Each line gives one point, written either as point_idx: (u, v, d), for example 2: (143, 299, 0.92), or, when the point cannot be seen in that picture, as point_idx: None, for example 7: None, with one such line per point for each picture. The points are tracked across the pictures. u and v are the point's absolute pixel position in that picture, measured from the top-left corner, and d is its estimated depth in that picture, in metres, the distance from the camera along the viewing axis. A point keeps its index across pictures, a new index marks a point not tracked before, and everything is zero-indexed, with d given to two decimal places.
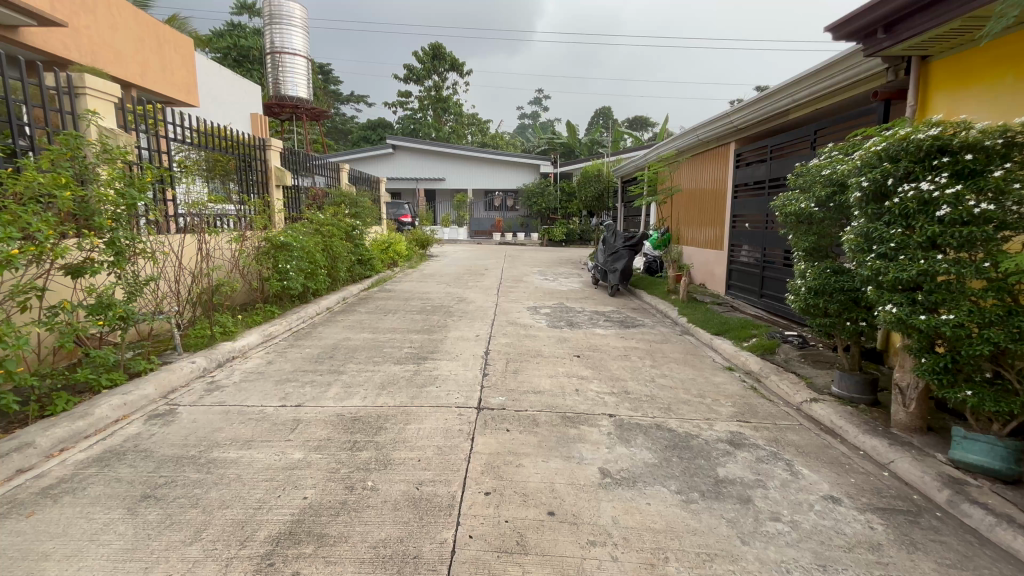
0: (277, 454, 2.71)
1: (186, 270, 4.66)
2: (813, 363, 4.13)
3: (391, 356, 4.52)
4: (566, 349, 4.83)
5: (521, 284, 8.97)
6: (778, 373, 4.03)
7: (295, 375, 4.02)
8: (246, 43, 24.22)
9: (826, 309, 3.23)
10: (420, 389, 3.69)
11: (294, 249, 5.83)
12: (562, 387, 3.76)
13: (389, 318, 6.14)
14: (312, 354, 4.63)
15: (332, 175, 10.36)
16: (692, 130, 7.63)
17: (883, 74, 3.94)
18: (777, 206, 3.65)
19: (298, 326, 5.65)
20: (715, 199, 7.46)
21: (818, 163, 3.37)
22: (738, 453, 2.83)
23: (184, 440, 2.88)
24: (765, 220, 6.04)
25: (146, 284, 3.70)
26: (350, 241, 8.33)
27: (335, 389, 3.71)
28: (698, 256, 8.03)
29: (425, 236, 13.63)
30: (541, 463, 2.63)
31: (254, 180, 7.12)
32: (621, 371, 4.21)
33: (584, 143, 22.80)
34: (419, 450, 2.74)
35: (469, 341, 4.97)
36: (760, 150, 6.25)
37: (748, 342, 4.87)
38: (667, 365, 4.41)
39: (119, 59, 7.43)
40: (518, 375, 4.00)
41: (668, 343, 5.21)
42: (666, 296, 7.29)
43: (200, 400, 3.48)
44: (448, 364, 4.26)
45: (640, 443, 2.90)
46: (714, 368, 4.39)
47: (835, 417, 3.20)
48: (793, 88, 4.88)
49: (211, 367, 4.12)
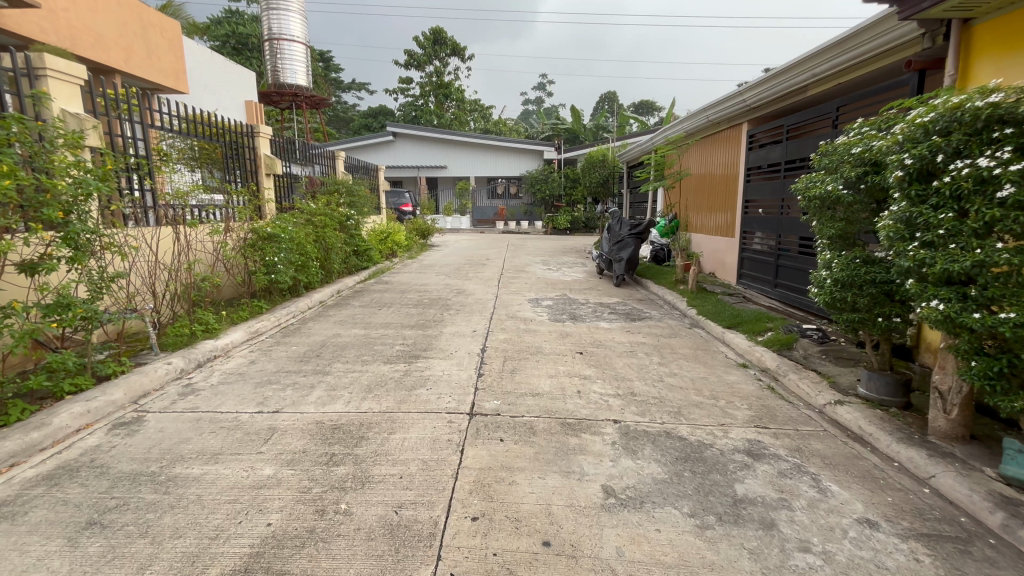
0: (245, 470, 2.45)
1: (163, 265, 4.40)
2: (835, 360, 3.81)
3: (381, 355, 4.24)
4: (568, 345, 4.53)
5: (523, 275, 8.67)
6: (797, 371, 3.72)
7: (276, 377, 3.75)
8: (243, 30, 23.73)
9: (855, 303, 2.91)
10: (409, 391, 3.41)
11: (282, 240, 5.56)
12: (562, 389, 3.48)
13: (384, 312, 5.87)
14: (298, 352, 4.37)
15: (327, 162, 10.02)
16: (702, 111, 7.23)
17: (919, 40, 3.55)
18: (798, 189, 3.30)
19: (288, 321, 5.40)
20: (726, 184, 7.09)
21: (847, 141, 3.02)
22: (757, 466, 2.53)
23: (146, 453, 2.62)
24: (781, 205, 5.70)
25: (113, 281, 3.43)
26: (344, 231, 8.08)
27: (318, 392, 3.44)
28: (707, 244, 7.69)
29: (426, 225, 13.37)
30: (536, 480, 2.35)
31: (242, 168, 6.81)
32: (627, 370, 3.91)
33: (589, 129, 22.28)
34: (402, 465, 2.47)
35: (464, 338, 4.69)
36: (775, 130, 5.86)
37: (763, 337, 4.55)
38: (676, 363, 4.11)
39: (101, 44, 7.12)
40: (516, 375, 3.71)
41: (677, 338, 4.90)
42: (674, 286, 6.97)
43: (171, 406, 3.22)
44: (442, 363, 3.98)
45: (648, 454, 2.61)
46: (728, 366, 4.08)
47: (864, 423, 2.89)
48: (813, 61, 4.50)
49: (189, 368, 3.87)
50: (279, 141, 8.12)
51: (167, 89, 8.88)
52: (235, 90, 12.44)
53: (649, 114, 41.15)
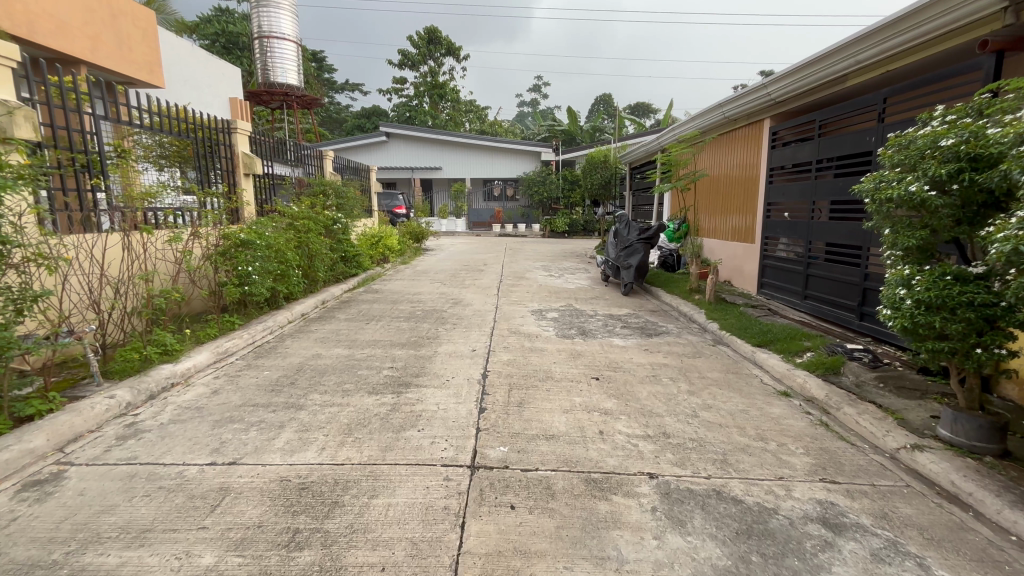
0: (177, 558, 1.86)
1: (108, 280, 3.77)
2: (897, 391, 3.25)
3: (366, 382, 3.64)
4: (581, 368, 3.97)
5: (523, 282, 8.09)
6: (853, 404, 3.17)
7: (239, 413, 3.15)
8: (234, 29, 23.11)
9: (943, 330, 2.37)
10: (396, 434, 2.82)
11: (258, 246, 4.98)
12: (581, 429, 2.90)
13: (372, 327, 5.28)
14: (270, 379, 3.76)
15: (314, 163, 9.39)
16: (718, 106, 6.74)
17: (999, 16, 3.06)
18: (863, 189, 2.76)
19: (263, 339, 4.82)
20: (744, 186, 6.57)
21: (928, 132, 2.50)
22: (841, 544, 1.97)
23: (52, 531, 2.02)
24: (810, 209, 5.18)
25: (35, 302, 2.83)
26: (331, 236, 7.48)
27: (286, 435, 2.85)
28: (722, 250, 7.16)
29: (419, 228, 12.82)
30: (561, 572, 1.78)
31: (217, 168, 6.17)
32: (654, 402, 3.34)
33: (586, 130, 21.79)
34: (385, 550, 1.90)
35: (463, 360, 4.11)
36: (801, 128, 5.37)
37: (802, 358, 4.01)
38: (708, 392, 3.55)
39: (64, 32, 6.51)
40: (524, 410, 3.14)
41: (703, 359, 4.33)
42: (689, 296, 6.42)
43: (103, 456, 2.62)
44: (436, 394, 3.40)
45: (701, 528, 2.06)
46: (767, 396, 3.52)
47: (958, 479, 2.36)
48: (861, 44, 4.04)
49: (138, 401, 3.28)
50: (260, 138, 7.47)
51: (141, 83, 8.27)
52: (219, 88, 11.84)
53: (646, 116, 40.85)
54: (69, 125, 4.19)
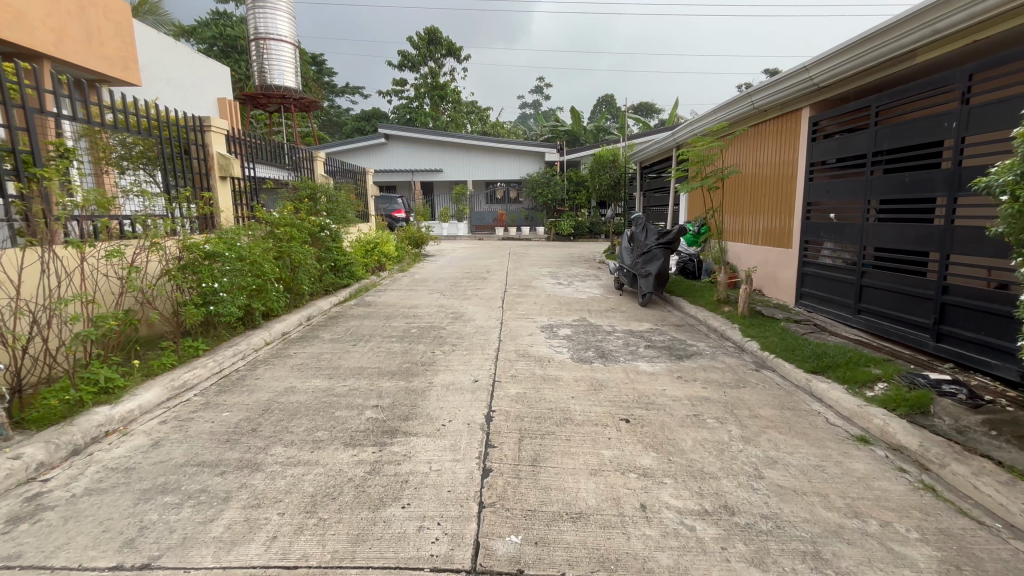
0: None
1: (18, 306, 3.08)
2: (1017, 444, 2.55)
3: (344, 429, 2.96)
4: (605, 406, 3.25)
5: (530, 293, 7.37)
6: (962, 459, 2.47)
7: (177, 479, 2.46)
8: (231, 32, 22.56)
9: None
10: (374, 514, 2.13)
11: (227, 258, 4.35)
12: (616, 503, 2.21)
13: (360, 349, 4.61)
14: (228, 423, 3.08)
15: (306, 165, 8.73)
16: (745, 96, 6.03)
17: None
18: (998, 182, 2.08)
19: (232, 366, 4.14)
20: (779, 185, 5.86)
21: None
22: None
23: None
24: (864, 209, 4.46)
25: None
26: (318, 244, 6.81)
27: (229, 514, 2.16)
28: (753, 256, 6.46)
29: (419, 233, 12.19)
30: None
31: (191, 171, 5.49)
32: (703, 456, 2.64)
33: (591, 129, 21.19)
34: None
35: (463, 395, 3.42)
36: (851, 116, 4.66)
37: (874, 391, 3.30)
38: (768, 439, 2.84)
39: (22, 22, 5.88)
40: (541, 472, 2.44)
41: (750, 389, 3.62)
42: (718, 308, 5.69)
43: None
44: (427, 446, 2.71)
45: None
46: (842, 443, 2.81)
47: None
48: (940, 11, 3.34)
49: (55, 460, 2.61)
50: (246, 138, 6.79)
51: (114, 80, 7.62)
52: (205, 88, 11.21)
53: (648, 116, 40.63)
54: (8, 122, 3.45)
